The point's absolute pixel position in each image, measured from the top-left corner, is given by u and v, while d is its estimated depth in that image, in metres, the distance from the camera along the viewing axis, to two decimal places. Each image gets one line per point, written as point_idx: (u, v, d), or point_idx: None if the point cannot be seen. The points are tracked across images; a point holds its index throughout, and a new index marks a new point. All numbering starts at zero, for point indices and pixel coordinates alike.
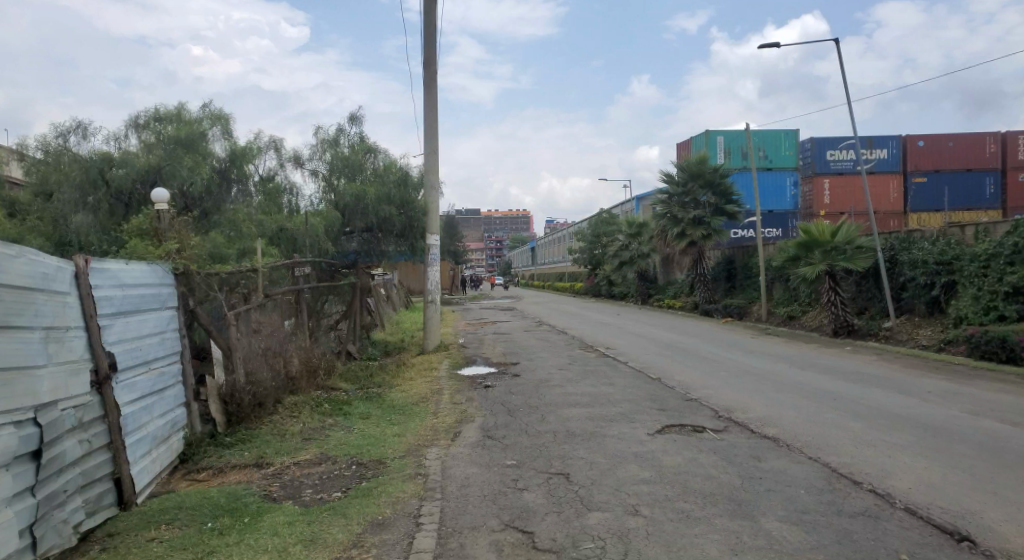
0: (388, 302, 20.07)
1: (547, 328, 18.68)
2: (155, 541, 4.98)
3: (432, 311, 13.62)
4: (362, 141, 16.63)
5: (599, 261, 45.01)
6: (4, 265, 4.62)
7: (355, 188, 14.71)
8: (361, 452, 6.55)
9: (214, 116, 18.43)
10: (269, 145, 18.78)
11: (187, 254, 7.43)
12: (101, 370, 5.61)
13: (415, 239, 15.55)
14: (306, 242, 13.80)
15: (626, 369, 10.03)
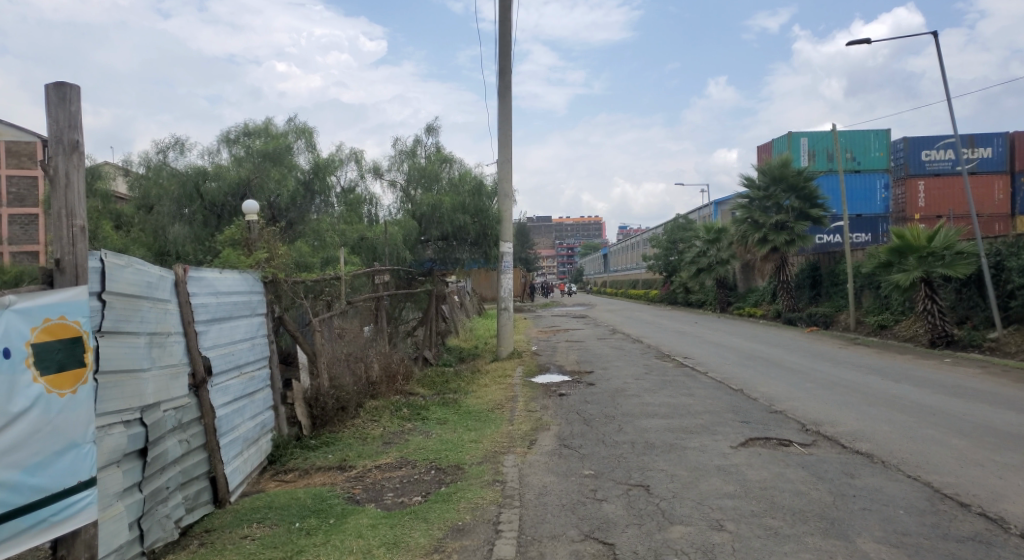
0: (462, 309, 20.24)
1: (621, 336, 18.46)
2: (248, 539, 5.21)
3: (506, 318, 13.70)
4: (439, 151, 16.86)
5: (675, 268, 44.22)
6: (111, 276, 4.99)
7: (431, 197, 14.95)
8: (439, 457, 6.64)
9: (299, 130, 19.23)
10: (350, 156, 19.21)
11: (276, 263, 7.73)
12: (198, 374, 5.93)
13: (490, 247, 15.81)
14: (385, 250, 14.10)
15: (707, 379, 9.77)
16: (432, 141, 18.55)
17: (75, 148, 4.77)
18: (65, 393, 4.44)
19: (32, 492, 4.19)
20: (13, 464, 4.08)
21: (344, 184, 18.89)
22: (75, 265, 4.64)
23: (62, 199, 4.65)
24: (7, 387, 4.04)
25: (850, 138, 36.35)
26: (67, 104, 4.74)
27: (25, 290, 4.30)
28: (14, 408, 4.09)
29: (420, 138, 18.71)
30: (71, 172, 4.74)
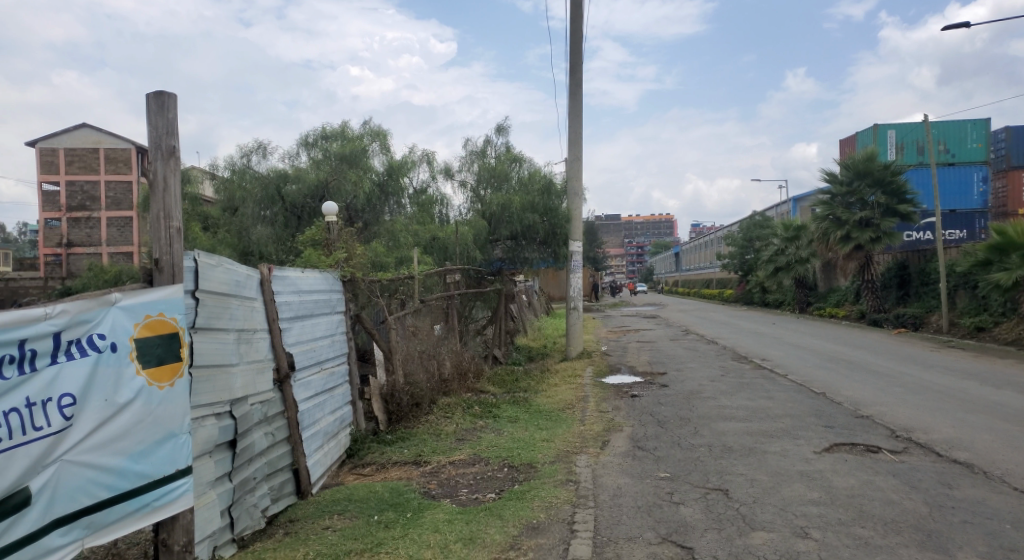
0: (530, 308, 20.38)
1: (693, 337, 18.10)
2: (330, 530, 5.39)
3: (575, 318, 13.66)
4: (508, 151, 16.95)
5: (751, 267, 43.05)
6: (204, 274, 5.27)
7: (501, 197, 15.09)
8: (512, 455, 6.67)
9: (374, 133, 19.75)
10: (423, 157, 19.47)
11: (354, 262, 7.94)
12: (282, 369, 6.15)
13: (558, 246, 15.74)
14: (456, 250, 14.32)
15: (787, 382, 9.44)
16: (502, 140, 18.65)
17: (172, 153, 5.02)
18: (163, 386, 4.78)
19: (137, 478, 4.57)
20: (119, 450, 4.47)
21: (416, 186, 19.26)
22: (172, 265, 4.90)
23: (160, 203, 4.89)
24: (113, 379, 4.44)
25: (943, 130, 34.33)
26: (165, 111, 4.99)
27: (129, 288, 4.67)
28: (119, 399, 4.48)
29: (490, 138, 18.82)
30: (169, 176, 4.98)
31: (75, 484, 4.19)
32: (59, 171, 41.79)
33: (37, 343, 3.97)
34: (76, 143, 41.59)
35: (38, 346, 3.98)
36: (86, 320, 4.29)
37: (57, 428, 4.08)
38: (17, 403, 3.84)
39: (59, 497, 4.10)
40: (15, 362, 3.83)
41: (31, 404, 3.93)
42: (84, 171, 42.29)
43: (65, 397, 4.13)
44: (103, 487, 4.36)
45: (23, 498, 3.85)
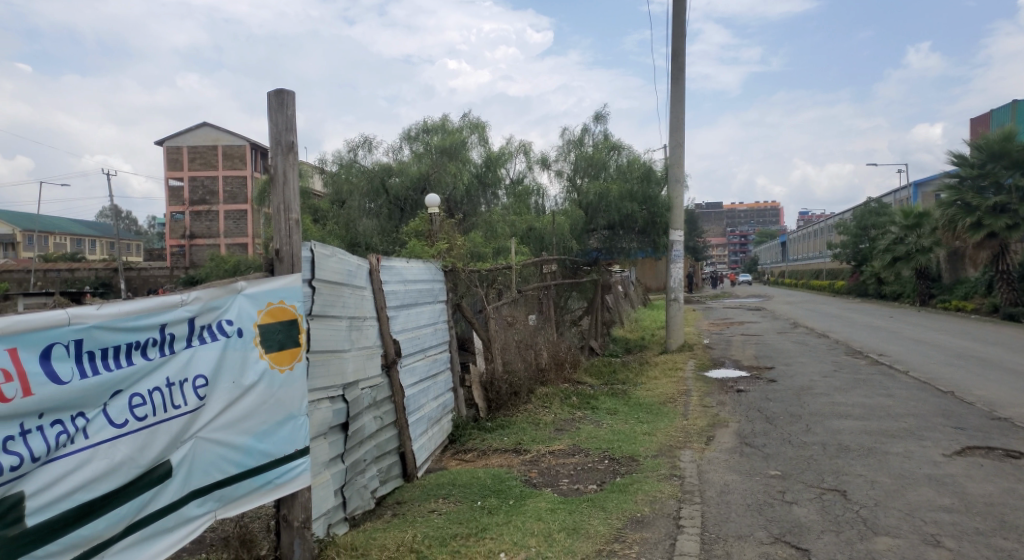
0: (627, 300, 20.15)
1: (803, 331, 17.22)
2: (436, 513, 5.54)
3: (676, 310, 13.41)
4: (606, 138, 16.74)
5: (866, 257, 40.75)
6: (319, 264, 5.53)
7: (599, 186, 15.03)
8: (613, 447, 6.61)
9: (473, 124, 20.08)
10: (519, 148, 19.64)
11: (455, 253, 8.08)
12: (389, 355, 6.35)
13: (658, 235, 15.58)
14: (552, 240, 14.44)
15: (909, 380, 8.85)
16: (599, 128, 18.46)
17: (291, 148, 5.25)
18: (284, 369, 5.06)
19: (262, 456, 4.86)
20: (246, 429, 4.77)
21: (513, 176, 19.53)
22: (291, 254, 5.17)
23: (281, 196, 5.13)
24: (240, 362, 4.74)
25: None
26: (284, 109, 5.21)
27: (254, 277, 4.97)
28: (246, 381, 4.77)
29: (588, 126, 18.68)
30: (288, 170, 5.22)
31: (209, 459, 4.51)
32: (184, 166, 47.49)
33: (175, 327, 4.29)
34: (199, 141, 47.26)
35: (176, 330, 4.30)
36: (216, 307, 4.59)
37: (193, 407, 4.39)
38: (158, 383, 4.16)
39: (196, 471, 4.42)
40: (156, 345, 4.17)
41: (171, 384, 4.25)
42: (206, 167, 47.64)
43: (199, 378, 4.43)
44: (232, 464, 4.67)
45: (165, 471, 4.19)
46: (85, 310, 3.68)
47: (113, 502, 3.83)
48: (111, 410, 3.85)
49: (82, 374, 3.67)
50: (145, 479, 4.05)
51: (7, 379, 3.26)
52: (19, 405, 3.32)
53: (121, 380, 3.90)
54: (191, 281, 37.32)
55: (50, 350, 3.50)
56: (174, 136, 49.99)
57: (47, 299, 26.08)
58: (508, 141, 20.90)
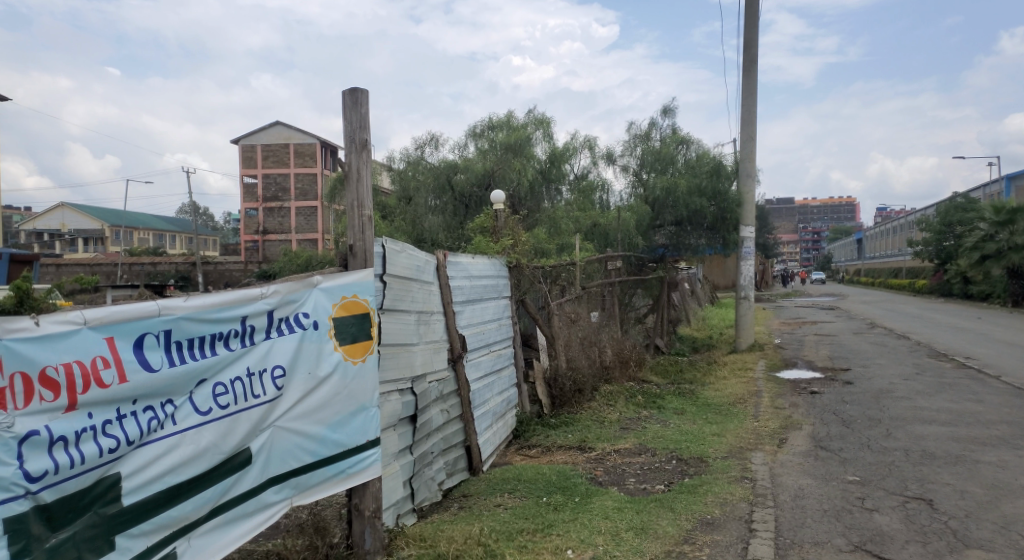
0: (694, 299, 19.75)
1: (881, 332, 16.52)
2: (501, 507, 5.57)
3: (747, 309, 13.10)
4: (675, 132, 16.38)
5: (950, 255, 38.64)
6: (389, 259, 5.65)
7: (666, 181, 14.81)
8: (681, 447, 6.50)
9: (538, 121, 20.11)
10: (584, 144, 19.54)
11: (520, 249, 8.10)
12: (456, 349, 6.43)
13: (728, 232, 14.86)
14: (617, 236, 14.42)
15: (1001, 386, 8.35)
16: (666, 121, 18.09)
17: (365, 146, 5.35)
18: (357, 361, 5.21)
19: (335, 446, 4.99)
20: (321, 420, 4.91)
21: (577, 172, 19.56)
22: (364, 250, 5.30)
23: (354, 193, 5.24)
24: (315, 353, 4.88)
25: None
26: (358, 107, 5.32)
27: (329, 271, 5.11)
28: (320, 372, 4.91)
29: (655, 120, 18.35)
30: (362, 167, 5.33)
31: (286, 448, 4.66)
32: (257, 164, 49.40)
33: (255, 319, 4.44)
34: (272, 139, 49.13)
35: (256, 322, 4.46)
36: (293, 300, 4.74)
37: (271, 396, 4.54)
38: (240, 372, 4.31)
39: (274, 459, 4.57)
40: (238, 336, 4.33)
41: (252, 373, 4.40)
42: (278, 164, 49.45)
43: (277, 368, 4.58)
44: (308, 453, 4.81)
45: (246, 457, 4.35)
46: (174, 302, 3.85)
47: (199, 485, 4.01)
48: (197, 397, 4.01)
49: (172, 363, 3.84)
50: (228, 464, 4.22)
51: (104, 366, 3.45)
52: (115, 390, 3.50)
53: (205, 369, 4.07)
54: (265, 275, 38.85)
55: (143, 339, 3.68)
56: (247, 136, 52.09)
57: (136, 292, 27.70)
58: (573, 136, 20.81)
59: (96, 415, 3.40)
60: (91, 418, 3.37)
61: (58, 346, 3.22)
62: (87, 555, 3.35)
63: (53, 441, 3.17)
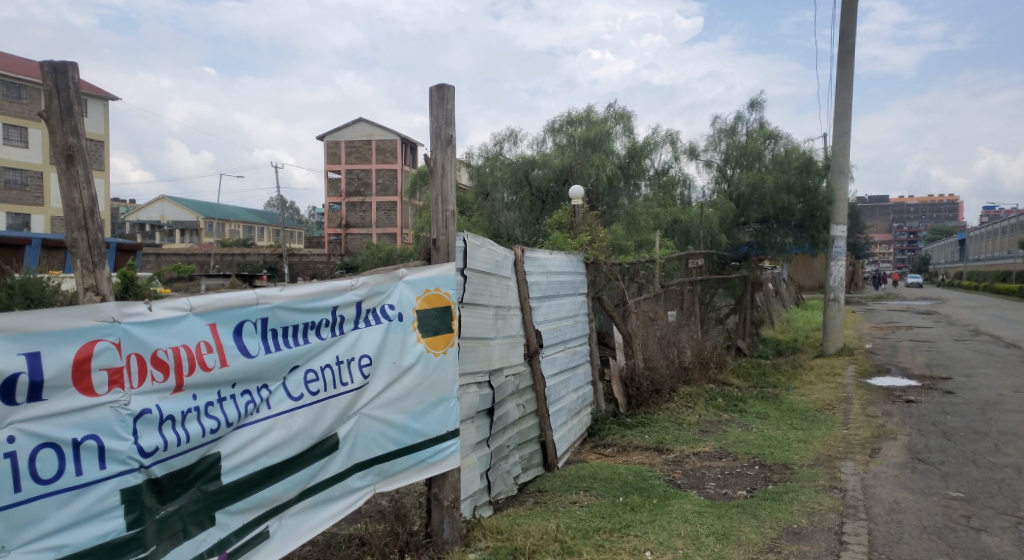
0: (779, 299, 19.10)
1: (987, 340, 15.46)
2: (577, 505, 5.55)
3: (835, 311, 13.40)
4: (763, 126, 15.78)
5: None
6: (470, 254, 5.72)
7: (752, 177, 14.43)
8: (764, 453, 6.30)
9: (619, 115, 19.96)
10: (666, 138, 19.21)
11: (598, 246, 8.01)
12: (532, 345, 6.43)
13: (818, 231, 14.34)
14: (699, 233, 14.21)
15: None
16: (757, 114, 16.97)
17: (450, 142, 5.42)
18: (438, 353, 5.30)
19: (417, 435, 5.09)
20: (403, 409, 5.02)
21: (657, 167, 19.26)
22: (447, 244, 5.38)
23: (439, 187, 5.31)
24: (399, 344, 5.00)
25: None
26: (445, 103, 5.39)
27: (413, 264, 5.21)
28: (404, 362, 5.02)
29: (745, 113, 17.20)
30: (447, 163, 5.40)
31: (371, 435, 4.78)
32: (341, 160, 51.30)
33: (345, 309, 4.58)
34: (356, 136, 50.91)
35: (346, 312, 4.60)
36: (380, 292, 4.86)
37: (358, 384, 4.67)
38: (329, 360, 4.46)
39: (359, 445, 4.70)
40: (329, 325, 4.47)
41: (340, 361, 4.54)
42: (361, 160, 51.16)
43: (364, 357, 4.71)
44: (391, 441, 4.93)
45: (334, 443, 4.49)
46: (271, 291, 4.01)
47: (290, 468, 4.17)
48: (290, 383, 4.17)
49: (267, 349, 4.00)
50: (317, 449, 4.37)
51: (208, 350, 3.62)
52: (217, 373, 3.67)
53: (298, 356, 4.22)
54: (348, 268, 40.20)
55: (242, 326, 3.85)
56: (331, 133, 54.10)
57: (228, 282, 29.27)
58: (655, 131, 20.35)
59: (200, 396, 3.57)
60: (195, 399, 3.54)
61: (167, 330, 3.41)
62: (192, 529, 3.52)
63: (163, 420, 3.35)
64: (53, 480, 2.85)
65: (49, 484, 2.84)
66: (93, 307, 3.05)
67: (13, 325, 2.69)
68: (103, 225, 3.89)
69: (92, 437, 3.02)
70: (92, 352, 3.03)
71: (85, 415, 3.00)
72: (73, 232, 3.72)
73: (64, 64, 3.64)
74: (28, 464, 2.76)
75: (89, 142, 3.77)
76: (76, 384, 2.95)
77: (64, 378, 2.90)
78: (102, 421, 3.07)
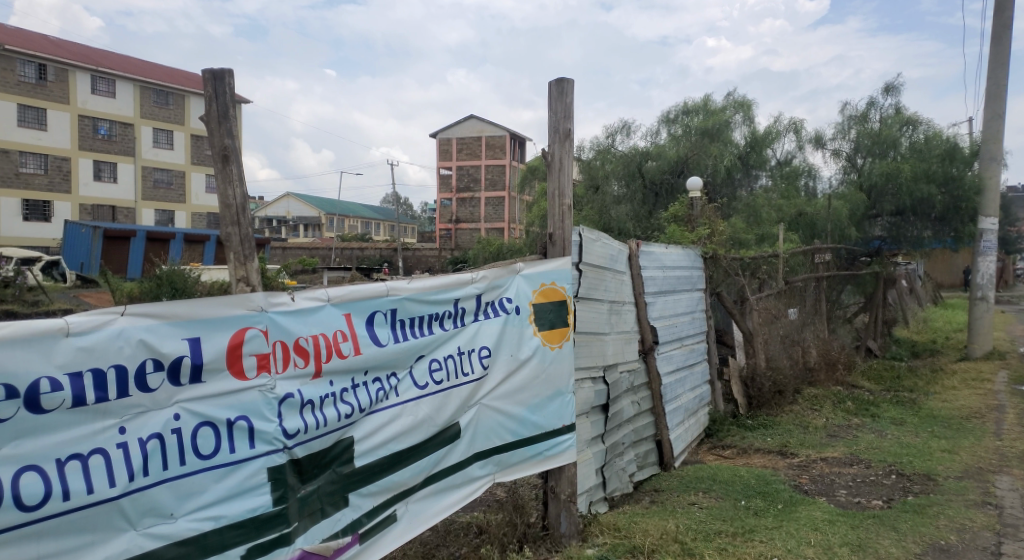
0: (914, 297, 17.85)
1: None
2: (696, 506, 5.40)
3: (982, 311, 12.55)
4: (899, 112, 14.51)
5: None
6: (586, 248, 5.69)
7: (886, 166, 13.53)
8: (902, 461, 5.90)
9: (738, 104, 19.40)
10: (789, 127, 18.31)
11: (716, 239, 7.77)
12: (646, 341, 6.32)
13: (962, 223, 13.48)
14: (826, 225, 13.59)
15: None
16: (893, 102, 15.14)
17: (568, 136, 5.39)
18: (554, 347, 5.30)
19: (533, 428, 5.11)
20: (520, 401, 5.05)
21: (780, 158, 18.40)
22: (563, 239, 5.35)
23: (556, 182, 5.30)
24: (517, 337, 5.04)
25: None
26: (564, 97, 5.37)
27: (530, 259, 5.23)
28: (521, 355, 5.06)
29: (875, 101, 15.30)
30: (564, 157, 5.38)
31: (490, 425, 4.85)
32: (453, 157, 53.05)
33: (466, 301, 4.67)
34: (467, 133, 52.52)
35: (466, 304, 4.69)
36: (498, 285, 4.92)
37: (478, 375, 4.75)
38: (451, 350, 4.56)
39: (479, 436, 4.78)
40: (451, 317, 4.57)
41: (462, 352, 4.63)
42: (471, 156, 52.72)
43: (483, 349, 4.78)
44: (509, 432, 4.99)
45: (456, 432, 4.58)
46: (400, 284, 4.15)
47: (416, 454, 4.29)
48: (416, 372, 4.30)
49: (396, 339, 4.14)
50: (440, 437, 4.47)
51: (343, 339, 3.77)
52: (352, 360, 3.82)
53: (423, 346, 4.34)
54: (458, 262, 41.37)
55: (373, 317, 4.00)
56: (443, 130, 55.81)
57: (349, 275, 31.08)
58: (777, 119, 19.60)
59: (336, 383, 3.72)
60: (332, 385, 3.69)
61: (309, 319, 3.57)
62: (328, 509, 3.67)
63: (304, 404, 3.49)
64: (212, 456, 3.02)
65: (207, 460, 3.01)
66: (244, 296, 3.21)
67: (178, 312, 2.88)
68: (254, 220, 4.11)
69: (244, 418, 3.18)
70: (244, 339, 3.20)
71: (237, 397, 3.15)
72: (227, 227, 3.98)
73: (222, 69, 3.90)
74: (190, 440, 2.93)
75: (242, 143, 3.99)
76: (230, 367, 3.12)
77: (220, 361, 3.07)
78: (252, 403, 3.23)
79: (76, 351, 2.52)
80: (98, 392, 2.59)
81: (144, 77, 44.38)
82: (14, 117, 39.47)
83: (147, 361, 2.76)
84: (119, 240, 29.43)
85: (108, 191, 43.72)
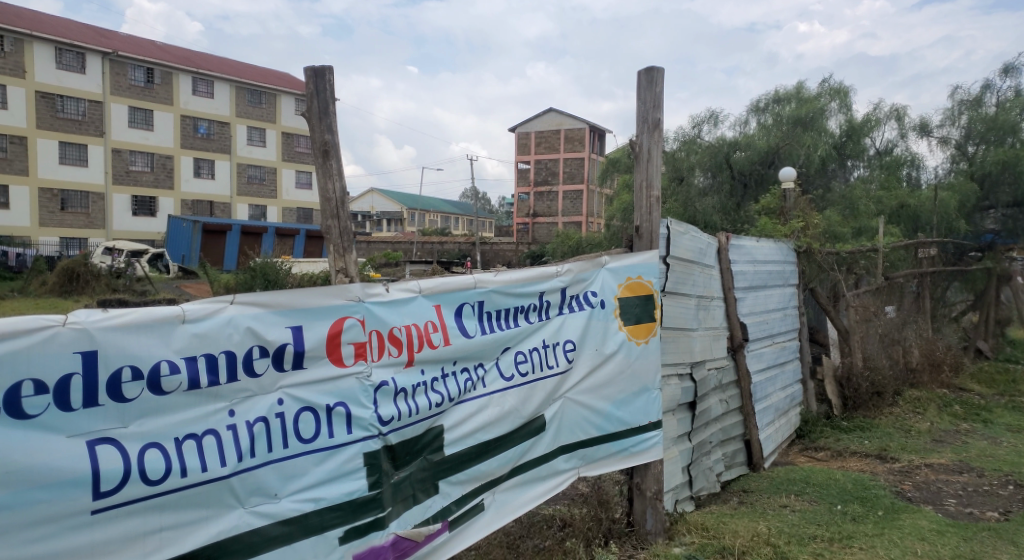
0: None
1: None
2: (788, 509, 5.20)
3: None
4: (1019, 95, 13.47)
5: None
6: (674, 241, 5.57)
7: (1002, 154, 12.63)
8: (1018, 472, 5.50)
9: (834, 90, 18.51)
10: (890, 114, 17.37)
11: (811, 232, 7.44)
12: (736, 338, 6.15)
13: None
14: (931, 219, 13.06)
15: None
16: (1011, 84, 14.07)
17: (657, 126, 5.28)
18: (640, 342, 5.21)
19: (617, 423, 5.05)
20: (605, 395, 5.00)
21: (879, 146, 17.72)
22: (650, 231, 5.25)
23: (644, 173, 5.21)
24: (602, 332, 4.99)
25: None
26: (654, 86, 5.25)
27: (615, 252, 5.16)
28: (606, 349, 5.00)
29: (991, 82, 14.28)
30: (653, 147, 5.27)
31: (575, 419, 4.82)
32: (533, 151, 53.49)
33: (551, 294, 4.66)
34: (546, 126, 52.69)
35: (551, 297, 4.68)
36: (584, 279, 4.88)
37: (563, 368, 4.72)
38: (537, 343, 4.55)
39: (564, 429, 4.76)
40: (536, 310, 4.57)
41: (547, 345, 4.62)
42: (550, 150, 52.89)
43: (569, 343, 4.76)
44: (594, 426, 4.94)
45: (541, 424, 4.58)
46: (487, 276, 4.18)
47: (503, 445, 4.30)
48: (502, 363, 4.32)
49: (483, 331, 4.18)
50: (526, 429, 4.47)
51: (434, 330, 3.83)
52: (442, 351, 3.88)
53: (509, 338, 4.35)
54: (537, 256, 41.45)
55: (462, 308, 4.04)
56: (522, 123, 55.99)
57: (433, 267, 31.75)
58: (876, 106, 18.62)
59: (427, 371, 3.78)
60: (423, 374, 3.75)
61: (402, 310, 3.65)
62: (420, 495, 3.73)
63: (398, 392, 3.57)
64: (313, 440, 3.12)
65: (308, 443, 3.10)
66: (342, 287, 3.31)
67: (282, 300, 2.99)
68: (351, 212, 4.22)
69: (342, 404, 3.27)
70: (342, 328, 3.29)
71: (336, 384, 3.25)
72: (327, 220, 4.13)
73: (322, 66, 3.90)
74: (293, 424, 3.04)
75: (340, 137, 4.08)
76: (329, 355, 3.21)
77: (320, 349, 3.17)
78: (350, 390, 3.32)
79: (191, 337, 2.66)
80: (211, 376, 2.72)
81: (239, 78, 46.71)
82: (125, 118, 42.14)
83: (253, 348, 2.88)
84: (217, 233, 30.92)
85: (207, 188, 45.98)
